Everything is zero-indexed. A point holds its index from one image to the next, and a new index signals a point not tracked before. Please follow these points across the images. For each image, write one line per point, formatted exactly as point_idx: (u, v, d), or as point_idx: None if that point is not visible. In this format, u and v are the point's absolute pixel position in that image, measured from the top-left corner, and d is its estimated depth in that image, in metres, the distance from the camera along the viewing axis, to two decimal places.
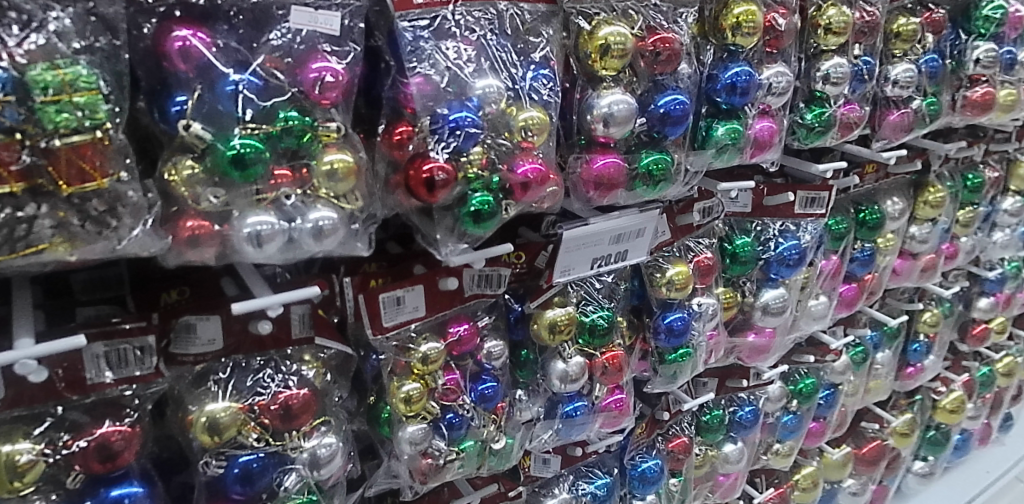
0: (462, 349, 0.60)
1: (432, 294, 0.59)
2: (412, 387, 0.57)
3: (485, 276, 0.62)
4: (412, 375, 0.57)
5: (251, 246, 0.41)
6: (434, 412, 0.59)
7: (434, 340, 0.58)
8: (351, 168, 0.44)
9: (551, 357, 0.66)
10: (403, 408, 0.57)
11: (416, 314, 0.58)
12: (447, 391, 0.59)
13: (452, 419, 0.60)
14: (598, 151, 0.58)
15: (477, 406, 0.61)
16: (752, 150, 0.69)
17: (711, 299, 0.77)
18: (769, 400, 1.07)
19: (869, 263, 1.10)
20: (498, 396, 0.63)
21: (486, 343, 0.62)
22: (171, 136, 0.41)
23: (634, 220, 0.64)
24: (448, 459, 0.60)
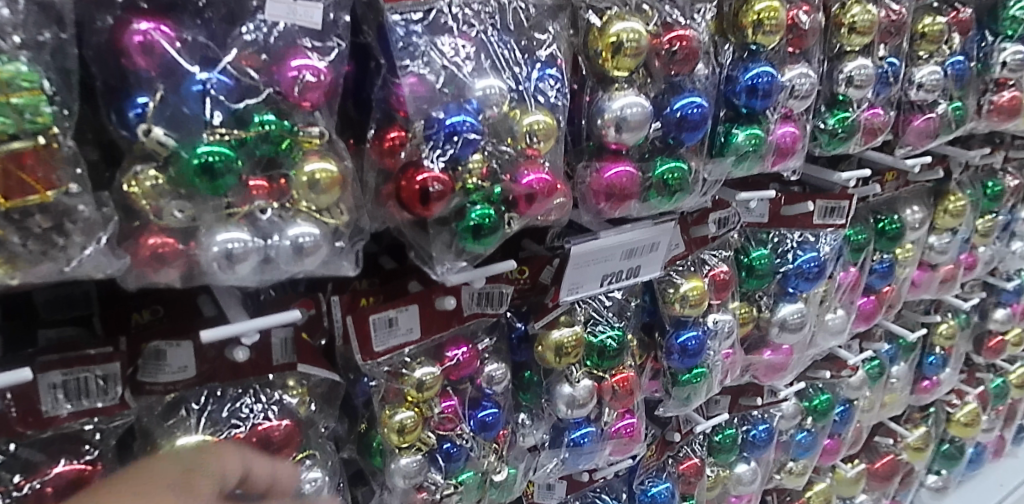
0: (461, 372, 0.55)
1: (428, 314, 0.54)
2: (407, 416, 0.52)
3: (487, 294, 0.57)
4: (405, 403, 0.53)
5: (221, 266, 0.36)
6: (429, 441, 0.54)
7: (429, 365, 0.53)
8: (335, 179, 0.39)
9: (557, 380, 0.61)
10: (395, 438, 0.52)
11: (411, 337, 0.53)
12: (445, 419, 0.55)
13: (450, 450, 0.55)
14: (610, 158, 0.53)
15: (477, 435, 0.56)
16: (774, 157, 0.64)
17: (727, 316, 0.73)
18: (784, 418, 1.02)
19: (887, 275, 1.05)
20: (500, 424, 0.58)
21: (487, 367, 0.57)
22: (131, 143, 0.36)
23: (647, 233, 0.59)
24: (444, 493, 0.56)
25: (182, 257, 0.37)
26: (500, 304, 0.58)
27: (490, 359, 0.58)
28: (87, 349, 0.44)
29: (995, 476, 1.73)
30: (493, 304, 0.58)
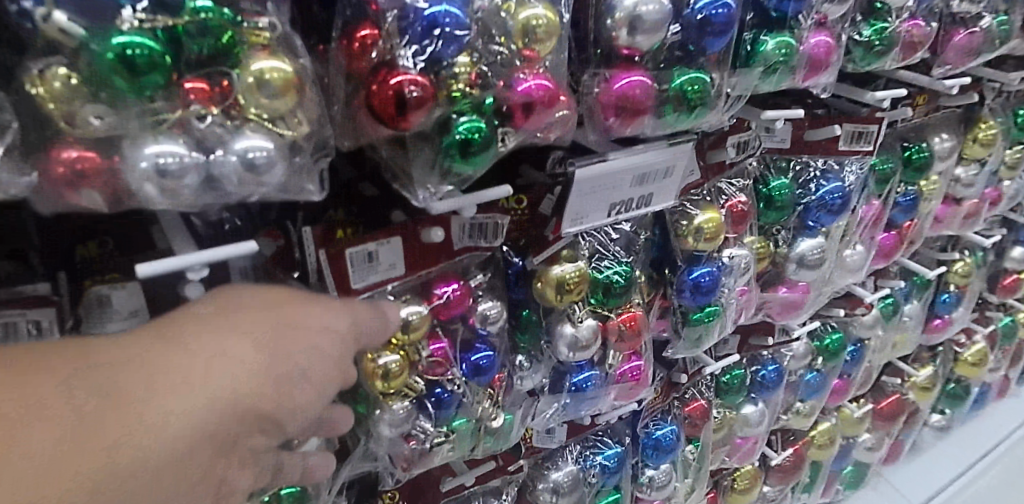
0: (452, 311, 0.49)
1: (413, 248, 0.48)
2: (393, 361, 0.46)
3: (478, 225, 0.51)
4: (389, 346, 0.47)
5: (155, 185, 0.30)
6: (418, 387, 0.49)
7: (416, 304, 0.48)
8: (291, 80, 0.32)
9: (558, 322, 0.56)
10: (379, 385, 0.47)
11: (394, 273, 0.48)
12: (435, 364, 0.49)
13: (443, 396, 0.50)
14: (621, 66, 0.46)
15: (469, 380, 0.51)
16: (807, 72, 0.57)
17: (744, 251, 0.67)
18: (794, 358, 0.98)
19: (911, 210, 0.98)
20: (495, 368, 0.52)
21: (481, 304, 0.51)
22: (31, 35, 0.29)
23: (660, 156, 0.52)
24: (435, 442, 0.51)
25: (106, 174, 0.30)
26: (495, 236, 0.52)
27: (485, 295, 0.52)
28: (22, 292, 0.39)
29: (999, 415, 1.71)
30: (486, 236, 0.52)
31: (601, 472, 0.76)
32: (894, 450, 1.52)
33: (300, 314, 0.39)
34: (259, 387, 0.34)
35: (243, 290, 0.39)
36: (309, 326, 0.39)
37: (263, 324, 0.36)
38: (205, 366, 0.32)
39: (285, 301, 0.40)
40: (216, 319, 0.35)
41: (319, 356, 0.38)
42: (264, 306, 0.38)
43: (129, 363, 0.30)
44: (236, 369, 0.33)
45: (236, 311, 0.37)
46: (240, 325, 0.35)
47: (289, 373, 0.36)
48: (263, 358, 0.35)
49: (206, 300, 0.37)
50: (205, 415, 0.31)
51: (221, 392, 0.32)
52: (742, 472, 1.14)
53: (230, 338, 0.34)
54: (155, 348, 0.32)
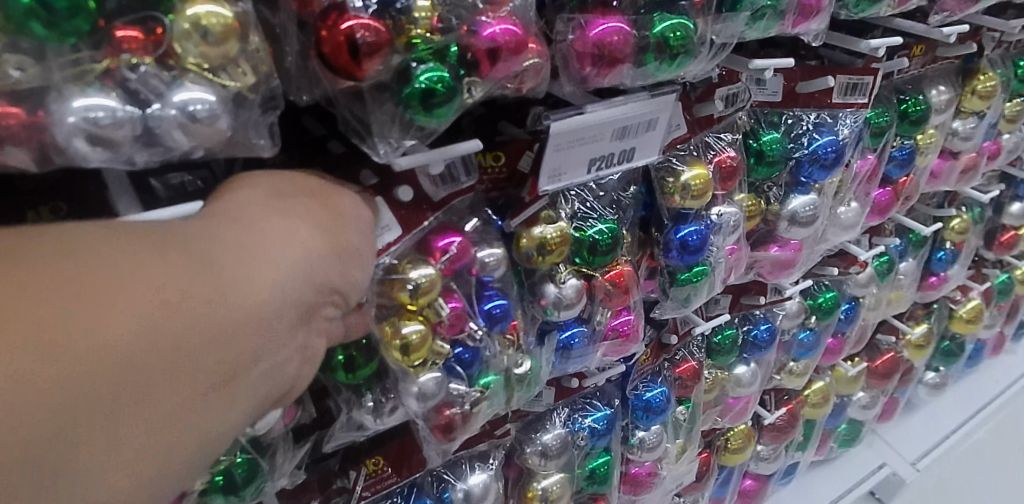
0: (455, 264, 0.48)
1: (401, 209, 0.46)
2: (416, 333, 0.45)
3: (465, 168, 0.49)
4: (407, 314, 0.46)
5: (85, 142, 0.28)
6: (443, 351, 0.49)
7: (424, 266, 0.46)
8: (231, 26, 0.30)
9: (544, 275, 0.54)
10: (400, 356, 0.46)
11: (393, 235, 0.45)
12: (452, 326, 0.48)
13: (465, 356, 0.50)
14: (597, 12, 0.44)
15: (489, 330, 0.51)
16: (796, 18, 0.54)
17: (733, 208, 0.65)
18: (787, 317, 0.97)
19: (907, 164, 0.96)
20: (510, 315, 0.52)
21: (481, 252, 0.50)
22: None
23: (643, 107, 0.50)
24: (474, 403, 0.52)
25: (32, 130, 0.28)
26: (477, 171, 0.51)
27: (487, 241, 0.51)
28: None
29: (994, 371, 1.71)
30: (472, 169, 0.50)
31: (589, 434, 0.75)
32: (888, 407, 1.52)
33: (340, 201, 0.39)
34: (319, 267, 0.35)
35: (273, 180, 0.38)
36: (354, 212, 0.40)
37: (312, 208, 0.37)
38: (266, 244, 0.33)
39: (321, 190, 0.39)
40: (271, 203, 0.36)
41: (364, 240, 0.39)
42: (310, 191, 0.38)
43: (198, 238, 0.30)
44: (298, 249, 0.34)
45: (288, 197, 0.37)
46: (294, 209, 0.36)
47: (343, 254, 0.37)
48: (320, 238, 0.36)
49: (253, 186, 0.37)
50: (277, 290, 0.32)
51: (293, 269, 0.33)
52: (735, 432, 1.14)
53: (287, 218, 0.35)
54: (220, 227, 0.32)
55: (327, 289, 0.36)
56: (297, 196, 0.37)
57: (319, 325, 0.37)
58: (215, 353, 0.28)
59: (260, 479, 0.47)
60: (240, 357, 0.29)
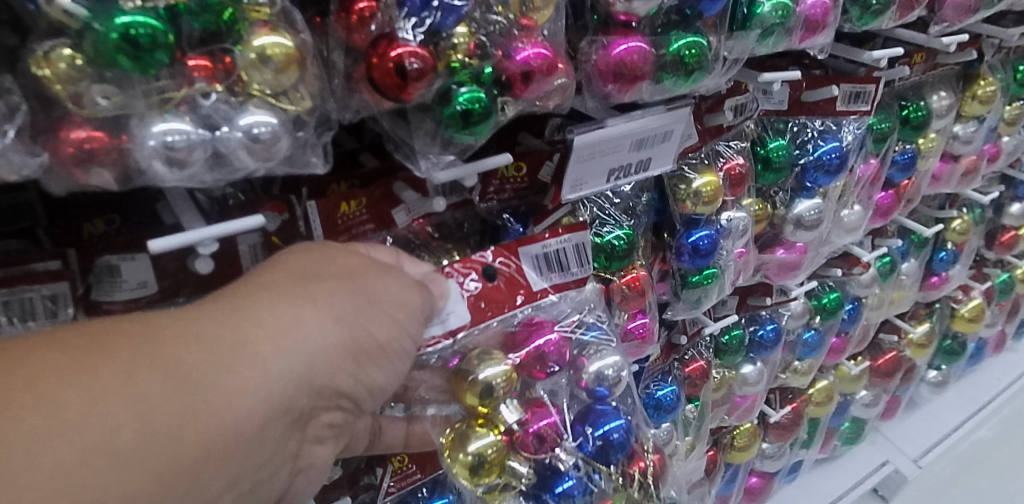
0: (551, 367, 0.51)
1: (473, 294, 0.48)
2: (489, 445, 0.46)
3: (558, 255, 0.53)
4: (479, 424, 0.47)
5: (162, 163, 0.31)
6: (519, 472, 0.48)
7: (496, 363, 0.47)
8: (292, 55, 0.33)
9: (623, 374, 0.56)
10: (467, 475, 0.46)
11: (461, 322, 0.47)
12: (544, 441, 0.49)
13: (573, 492, 0.50)
14: (618, 32, 0.46)
15: (592, 460, 0.53)
16: (803, 33, 0.57)
17: (742, 213, 0.68)
18: (792, 317, 1.00)
19: (909, 168, 0.98)
20: (624, 447, 0.54)
21: (591, 365, 0.53)
22: (37, 17, 0.30)
23: (659, 120, 0.53)
24: None
25: (114, 152, 0.31)
26: (584, 263, 0.55)
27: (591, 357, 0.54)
28: (28, 262, 0.40)
29: (995, 370, 1.74)
30: (578, 261, 0.54)
31: None
32: (891, 405, 1.55)
33: (376, 285, 0.40)
34: (331, 370, 0.36)
35: (320, 254, 0.40)
36: (387, 296, 0.40)
37: (342, 297, 0.37)
38: (279, 347, 0.33)
39: (360, 273, 0.40)
40: (298, 287, 0.36)
41: (393, 330, 0.40)
42: (346, 274, 0.39)
43: (207, 339, 0.31)
44: (313, 352, 0.35)
45: (325, 281, 0.38)
46: (321, 300, 0.36)
47: (360, 352, 0.38)
48: (340, 335, 0.36)
49: (293, 261, 0.38)
50: (278, 397, 0.33)
51: (302, 375, 0.34)
52: (741, 430, 1.17)
53: (310, 311, 0.35)
54: (236, 323, 0.33)
55: (330, 393, 0.37)
56: (334, 281, 0.38)
57: (315, 428, 0.39)
58: (198, 475, 0.30)
59: None
60: (229, 472, 0.32)
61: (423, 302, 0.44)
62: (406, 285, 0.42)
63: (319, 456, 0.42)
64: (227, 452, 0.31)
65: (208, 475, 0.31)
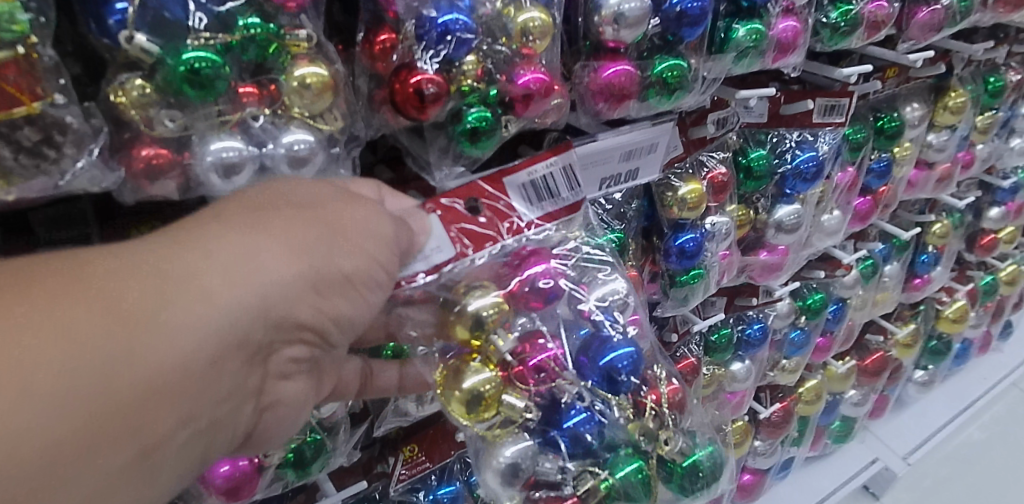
0: (547, 297, 0.51)
1: (457, 227, 0.47)
2: (485, 381, 0.46)
3: (546, 181, 0.50)
4: (471, 354, 0.48)
5: (218, 176, 0.37)
6: (517, 405, 0.48)
7: (485, 296, 0.47)
8: (327, 82, 0.38)
9: (628, 309, 0.56)
10: (461, 408, 0.46)
11: (445, 256, 0.47)
12: (543, 372, 0.50)
13: (583, 426, 0.49)
14: (607, 57, 0.52)
15: (598, 390, 0.51)
16: (775, 54, 0.63)
17: (725, 218, 0.73)
18: (778, 317, 1.05)
19: (885, 175, 1.04)
20: (636, 370, 0.51)
21: (594, 293, 0.55)
22: (115, 52, 0.35)
23: (646, 134, 0.58)
24: (579, 483, 0.50)
25: (177, 167, 0.37)
26: (575, 187, 0.52)
27: (592, 285, 0.55)
28: None
29: (982, 370, 1.79)
30: (568, 184, 0.52)
31: None
32: (879, 404, 1.60)
33: (340, 209, 0.40)
34: (289, 301, 0.37)
35: (284, 181, 0.40)
36: (352, 224, 0.40)
37: (300, 227, 0.38)
38: (227, 278, 0.35)
39: (322, 198, 0.40)
40: (253, 217, 0.37)
41: (359, 260, 0.40)
42: (308, 202, 0.39)
43: (152, 272, 0.33)
44: (265, 283, 0.36)
45: (283, 206, 0.38)
46: (277, 230, 0.37)
47: (321, 282, 0.39)
48: (297, 266, 0.37)
49: (254, 192, 0.39)
50: (228, 329, 0.35)
51: (240, 304, 0.35)
52: (734, 428, 1.21)
53: (263, 242, 0.36)
54: (181, 254, 0.34)
55: (286, 323, 0.38)
56: (290, 205, 0.38)
57: (281, 359, 0.41)
58: (148, 404, 0.32)
59: (325, 453, 0.55)
60: (184, 403, 0.34)
61: (396, 231, 0.43)
62: (376, 213, 0.42)
63: (289, 393, 0.44)
64: (176, 383, 0.33)
65: (159, 406, 0.33)
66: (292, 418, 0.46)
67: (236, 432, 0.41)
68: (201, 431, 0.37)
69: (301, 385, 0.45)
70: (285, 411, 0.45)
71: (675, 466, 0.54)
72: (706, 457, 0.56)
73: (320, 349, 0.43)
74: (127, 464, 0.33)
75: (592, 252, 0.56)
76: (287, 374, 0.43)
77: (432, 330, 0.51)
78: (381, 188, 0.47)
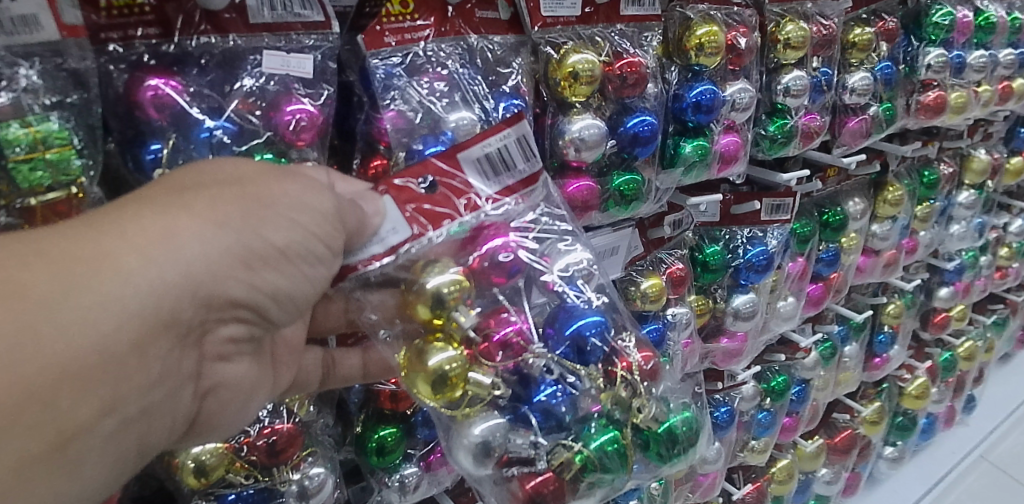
0: (507, 271, 0.52)
1: (412, 206, 0.48)
2: (449, 359, 0.47)
3: (500, 154, 0.51)
4: (433, 336, 0.50)
5: None
6: (483, 382, 0.49)
7: (443, 272, 0.48)
8: None
9: (594, 280, 0.58)
10: (429, 390, 0.48)
11: (401, 237, 0.47)
12: (510, 349, 0.50)
13: (553, 398, 0.51)
14: (572, 174, 0.60)
15: (566, 359, 0.53)
16: (719, 165, 0.71)
17: (684, 309, 0.80)
18: (744, 399, 1.10)
19: (834, 263, 1.13)
20: (599, 340, 0.54)
21: (557, 264, 0.56)
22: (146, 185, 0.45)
23: (607, 239, 0.67)
24: (553, 457, 0.51)
25: None
26: (531, 158, 0.53)
27: (555, 256, 0.56)
28: None
29: (949, 444, 1.83)
30: (524, 156, 0.52)
31: None
32: (852, 482, 1.62)
33: (273, 187, 0.41)
34: (216, 278, 0.39)
35: (213, 161, 0.41)
36: (286, 199, 0.41)
37: (226, 204, 0.39)
38: (145, 258, 0.35)
39: (252, 176, 0.41)
40: (174, 196, 0.38)
41: (292, 234, 0.42)
42: (236, 179, 0.40)
43: (63, 258, 0.33)
44: (188, 260, 0.37)
45: (211, 186, 0.39)
46: (199, 208, 0.38)
47: (251, 257, 0.40)
48: (223, 242, 0.38)
49: (177, 174, 0.39)
50: (151, 310, 0.36)
51: (164, 284, 0.36)
52: None
53: (184, 219, 0.37)
54: (93, 237, 0.35)
55: (218, 302, 0.41)
56: (219, 187, 0.39)
57: (212, 336, 0.44)
58: (63, 389, 0.34)
59: None
60: (103, 388, 0.36)
61: (342, 208, 0.44)
62: (312, 187, 0.43)
63: (221, 373, 0.48)
64: (93, 367, 0.35)
65: (77, 391, 0.34)
66: (233, 403, 0.49)
67: (172, 417, 0.44)
68: (129, 416, 0.39)
69: (238, 367, 0.49)
70: (226, 394, 0.49)
71: (651, 433, 0.55)
72: (682, 422, 0.57)
73: (260, 327, 0.47)
74: (48, 450, 0.35)
75: (553, 222, 0.57)
76: (225, 355, 0.47)
77: (394, 312, 0.53)
78: (331, 172, 0.47)
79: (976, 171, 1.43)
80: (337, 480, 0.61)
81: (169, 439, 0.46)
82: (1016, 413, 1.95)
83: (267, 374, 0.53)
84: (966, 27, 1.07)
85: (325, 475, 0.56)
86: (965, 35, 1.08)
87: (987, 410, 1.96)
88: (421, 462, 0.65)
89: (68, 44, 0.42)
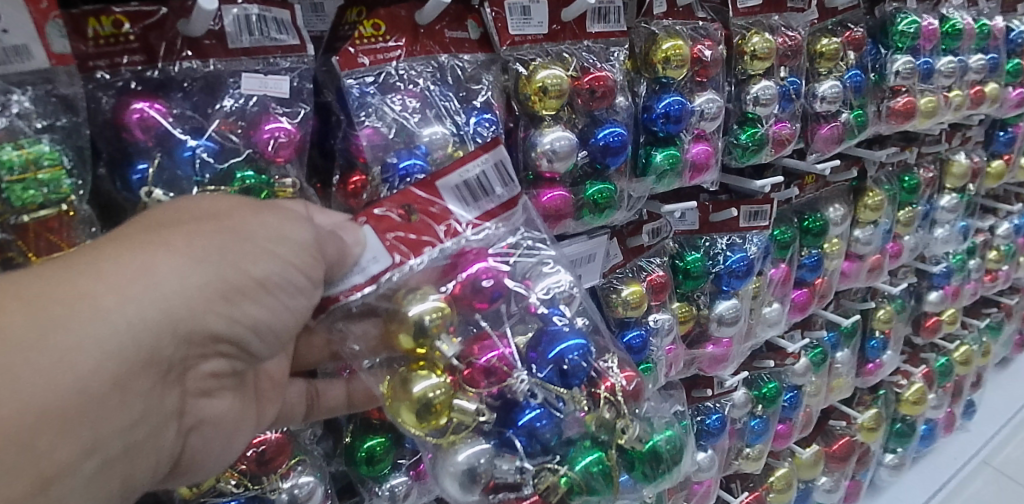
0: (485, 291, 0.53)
1: (392, 235, 0.51)
2: (433, 387, 0.49)
3: (479, 180, 0.53)
4: (417, 365, 0.51)
5: None
6: (468, 409, 0.50)
7: (422, 300, 0.50)
8: None
9: (578, 305, 0.60)
10: (416, 420, 0.50)
11: (382, 266, 0.50)
12: (493, 375, 0.52)
13: (538, 421, 0.52)
14: (545, 185, 0.63)
15: (552, 381, 0.54)
16: (691, 173, 0.74)
17: (666, 314, 0.82)
18: (735, 407, 1.12)
19: (817, 268, 1.14)
20: (584, 364, 0.55)
21: (537, 287, 0.57)
22: (133, 203, 0.47)
23: (583, 246, 0.71)
24: (539, 482, 0.53)
25: None
26: (508, 182, 0.55)
27: (536, 279, 0.58)
28: None
29: (950, 450, 1.82)
30: (501, 180, 0.55)
31: None
32: (853, 490, 1.60)
33: (249, 220, 0.43)
34: (197, 313, 0.40)
35: (190, 201, 0.43)
36: (264, 232, 0.44)
37: (203, 238, 0.41)
38: (123, 296, 0.37)
39: (227, 213, 0.43)
40: (153, 235, 0.40)
41: (270, 265, 0.44)
42: (213, 215, 0.42)
43: (40, 301, 0.35)
44: (165, 296, 0.38)
45: (188, 223, 0.41)
46: (176, 244, 0.40)
47: (230, 290, 0.42)
48: (201, 275, 0.40)
49: (156, 213, 0.41)
50: (131, 348, 0.37)
51: (142, 323, 0.38)
52: None
53: (163, 255, 0.39)
54: (71, 278, 0.36)
55: (202, 339, 0.42)
56: (197, 224, 0.41)
57: (197, 373, 0.45)
58: (41, 431, 0.34)
59: None
60: (83, 428, 0.37)
61: (321, 239, 0.47)
62: (290, 220, 0.45)
63: (207, 411, 0.48)
64: (72, 408, 0.35)
65: (56, 433, 0.35)
66: (219, 439, 0.50)
67: (158, 456, 0.45)
68: (112, 457, 0.40)
69: (223, 404, 0.50)
70: (211, 432, 0.49)
71: (635, 453, 0.59)
72: (665, 441, 0.62)
73: (241, 362, 0.48)
74: (29, 494, 0.35)
75: (534, 245, 0.59)
76: (209, 391, 0.48)
77: (377, 342, 0.54)
78: (309, 206, 0.50)
79: (956, 175, 1.46)
80: (328, 491, 0.63)
81: (154, 480, 0.46)
82: (1016, 418, 1.94)
83: (250, 408, 0.53)
84: (933, 34, 1.10)
85: (315, 482, 0.58)
86: (932, 42, 1.11)
87: (987, 415, 1.95)
88: (411, 471, 0.65)
89: (57, 71, 0.44)
